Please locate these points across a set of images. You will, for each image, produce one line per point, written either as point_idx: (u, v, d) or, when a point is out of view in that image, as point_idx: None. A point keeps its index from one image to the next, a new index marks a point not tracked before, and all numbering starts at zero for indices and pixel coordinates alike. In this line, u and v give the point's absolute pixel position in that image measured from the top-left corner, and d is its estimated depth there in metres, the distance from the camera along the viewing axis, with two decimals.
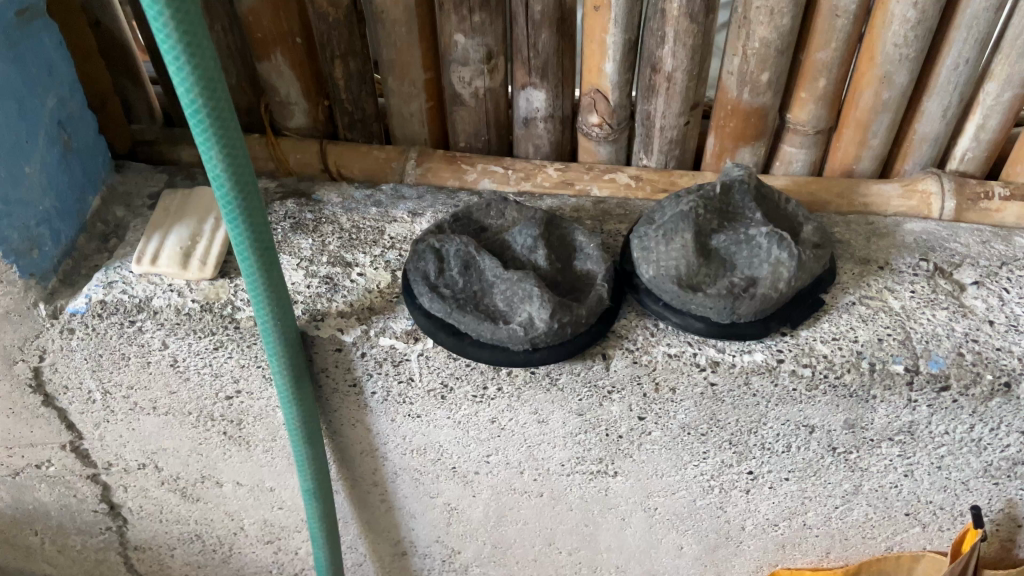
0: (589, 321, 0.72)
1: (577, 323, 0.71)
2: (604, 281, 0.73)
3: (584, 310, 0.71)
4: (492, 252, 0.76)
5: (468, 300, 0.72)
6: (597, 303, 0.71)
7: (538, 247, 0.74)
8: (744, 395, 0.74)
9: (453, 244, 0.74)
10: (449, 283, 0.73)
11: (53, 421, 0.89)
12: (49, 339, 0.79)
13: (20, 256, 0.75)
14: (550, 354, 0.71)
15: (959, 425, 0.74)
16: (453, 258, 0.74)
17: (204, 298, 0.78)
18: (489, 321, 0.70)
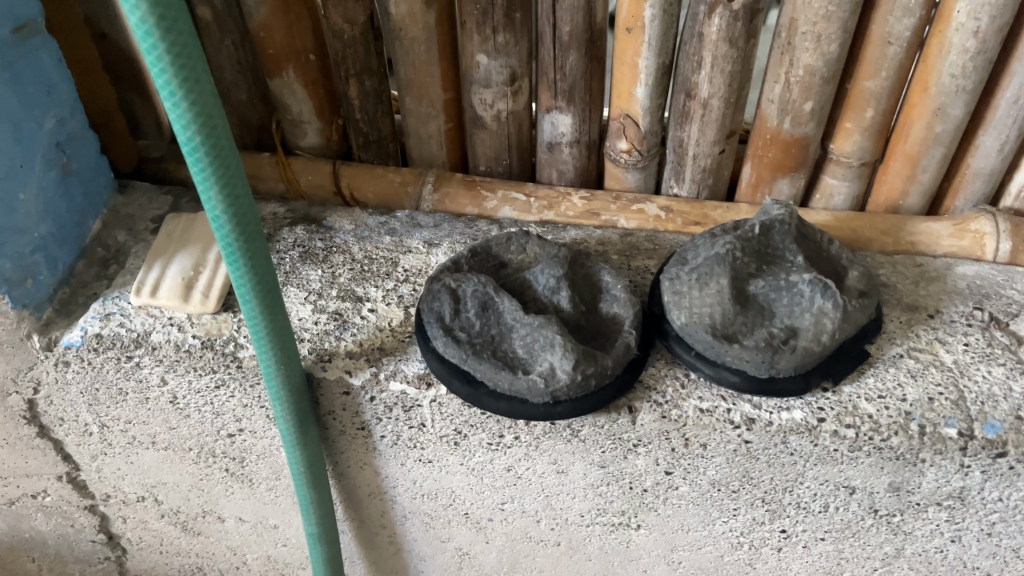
0: (615, 372, 0.67)
1: (602, 375, 0.66)
2: (632, 328, 0.68)
3: (611, 362, 0.66)
4: (512, 292, 0.71)
5: (485, 346, 0.67)
6: (624, 353, 0.66)
7: (562, 288, 0.69)
8: (780, 453, 0.69)
9: (470, 284, 0.69)
10: (464, 325, 0.68)
11: (48, 452, 0.85)
12: (44, 370, 0.75)
13: (13, 286, 0.71)
14: (572, 408, 0.66)
15: (1015, 493, 0.68)
16: (470, 298, 0.69)
17: (205, 334, 0.73)
18: (508, 370, 0.65)
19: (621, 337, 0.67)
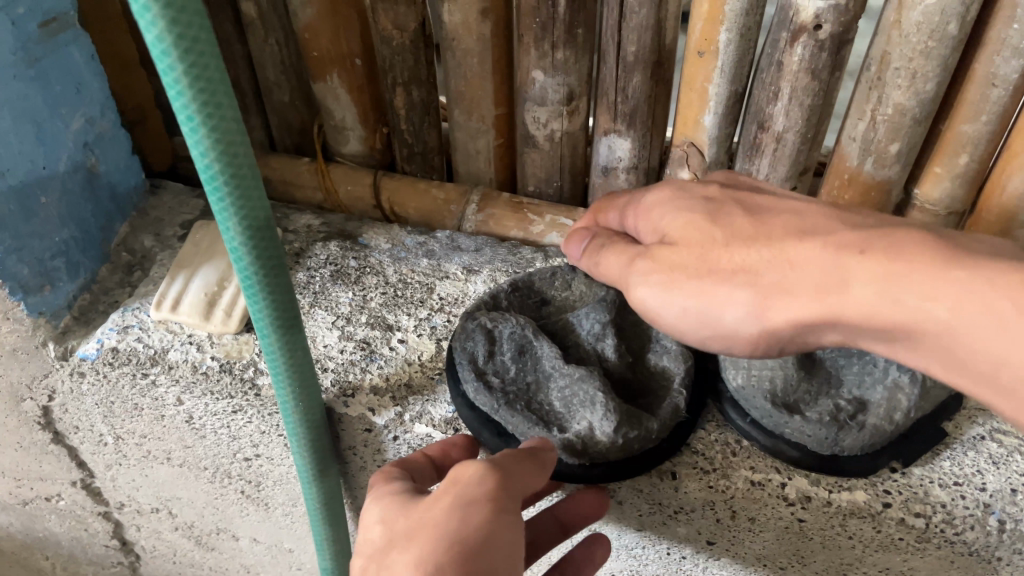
0: (660, 436, 0.60)
1: (645, 439, 0.60)
2: (682, 389, 0.61)
3: (655, 426, 0.59)
4: (553, 335, 0.65)
5: (519, 396, 0.61)
6: (671, 415, 0.60)
7: (608, 336, 0.63)
8: (838, 536, 0.62)
9: (507, 325, 0.63)
10: (496, 369, 0.63)
11: (63, 458, 0.81)
12: (59, 379, 0.72)
13: (29, 293, 0.67)
14: (610, 472, 0.59)
15: None
16: (506, 341, 0.63)
17: (224, 356, 0.69)
18: (542, 425, 0.59)
19: (670, 397, 0.61)
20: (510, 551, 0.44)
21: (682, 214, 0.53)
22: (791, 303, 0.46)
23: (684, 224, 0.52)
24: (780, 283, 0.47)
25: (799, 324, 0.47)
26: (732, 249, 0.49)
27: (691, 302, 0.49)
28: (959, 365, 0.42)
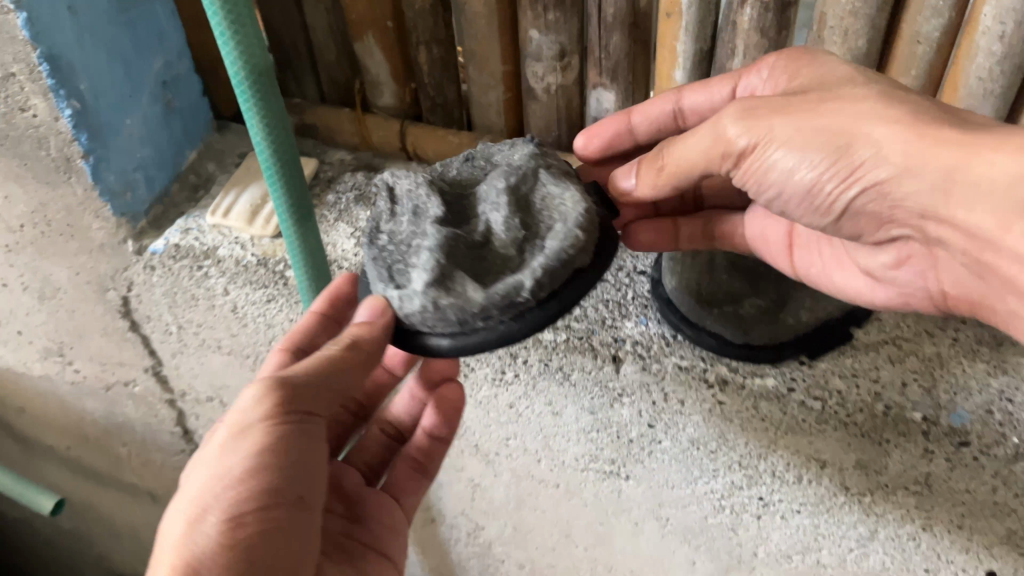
0: (498, 319, 0.59)
1: (476, 317, 0.59)
2: (537, 269, 0.59)
3: (479, 305, 0.58)
4: (468, 202, 0.67)
5: (392, 251, 0.64)
6: (501, 296, 0.58)
7: (497, 205, 0.63)
8: (752, 417, 0.75)
9: (406, 183, 0.66)
10: (387, 226, 0.66)
11: (138, 345, 0.99)
12: (135, 273, 0.89)
13: (114, 197, 0.85)
14: (439, 345, 0.61)
15: (982, 486, 0.69)
16: (403, 199, 0.66)
17: (262, 254, 0.86)
18: (388, 283, 0.62)
19: (523, 272, 0.60)
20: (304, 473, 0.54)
21: (842, 67, 0.63)
22: (901, 138, 0.56)
23: (842, 74, 0.63)
24: (908, 132, 0.56)
25: (904, 165, 0.56)
26: (854, 103, 0.59)
27: (803, 128, 0.59)
28: None
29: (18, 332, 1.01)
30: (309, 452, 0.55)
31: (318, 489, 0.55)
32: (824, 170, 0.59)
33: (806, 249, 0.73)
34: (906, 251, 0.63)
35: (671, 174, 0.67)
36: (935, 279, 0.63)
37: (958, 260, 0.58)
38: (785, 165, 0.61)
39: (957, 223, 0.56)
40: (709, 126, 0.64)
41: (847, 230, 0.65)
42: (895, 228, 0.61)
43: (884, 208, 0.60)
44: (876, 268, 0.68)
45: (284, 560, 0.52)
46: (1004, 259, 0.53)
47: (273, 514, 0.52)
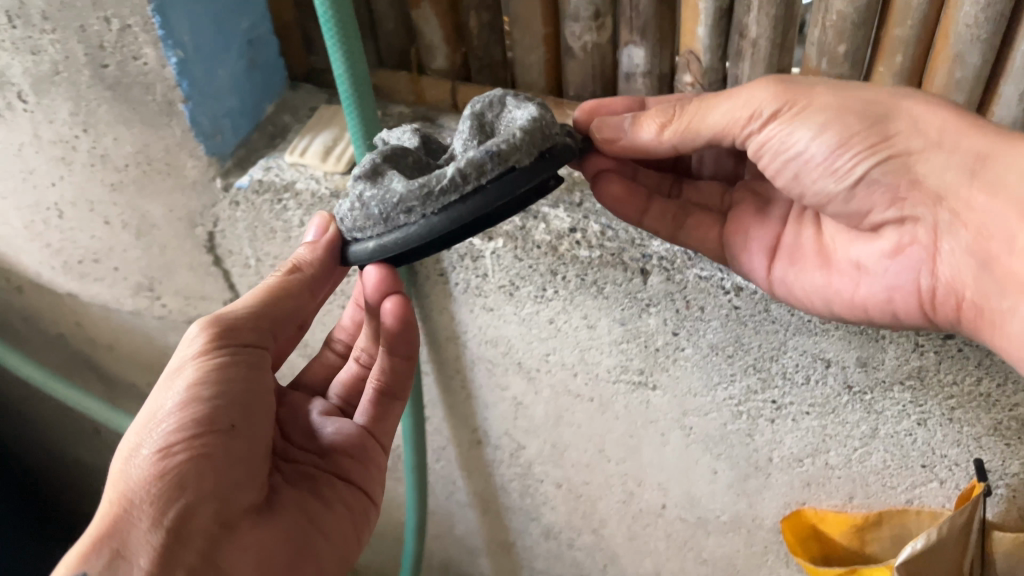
0: (420, 211, 0.70)
1: (398, 210, 0.70)
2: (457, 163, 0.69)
3: (397, 194, 0.70)
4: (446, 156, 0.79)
5: None
6: (422, 186, 0.69)
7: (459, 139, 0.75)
8: (764, 320, 0.83)
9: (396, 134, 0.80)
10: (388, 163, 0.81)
11: (219, 279, 1.11)
12: (221, 209, 1.02)
13: (206, 139, 0.97)
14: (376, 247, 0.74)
15: (968, 376, 0.78)
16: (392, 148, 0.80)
17: (333, 188, 0.95)
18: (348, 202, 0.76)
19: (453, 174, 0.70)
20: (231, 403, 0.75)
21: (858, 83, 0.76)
22: (930, 124, 0.68)
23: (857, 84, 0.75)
24: (946, 118, 0.68)
25: (931, 145, 0.68)
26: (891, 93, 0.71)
27: (843, 103, 0.70)
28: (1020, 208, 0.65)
29: (114, 269, 1.15)
30: (233, 390, 0.75)
31: (244, 418, 0.75)
32: (853, 141, 0.69)
33: (788, 260, 0.80)
34: (906, 239, 0.73)
35: (685, 132, 0.75)
36: (929, 270, 0.72)
37: (961, 249, 0.69)
38: (811, 137, 0.70)
39: (973, 217, 0.68)
40: (744, 94, 0.73)
41: (857, 203, 0.73)
42: (905, 207, 0.71)
43: (898, 183, 0.70)
44: (869, 261, 0.76)
45: (216, 475, 0.71)
46: (1013, 252, 0.65)
47: (204, 439, 0.72)
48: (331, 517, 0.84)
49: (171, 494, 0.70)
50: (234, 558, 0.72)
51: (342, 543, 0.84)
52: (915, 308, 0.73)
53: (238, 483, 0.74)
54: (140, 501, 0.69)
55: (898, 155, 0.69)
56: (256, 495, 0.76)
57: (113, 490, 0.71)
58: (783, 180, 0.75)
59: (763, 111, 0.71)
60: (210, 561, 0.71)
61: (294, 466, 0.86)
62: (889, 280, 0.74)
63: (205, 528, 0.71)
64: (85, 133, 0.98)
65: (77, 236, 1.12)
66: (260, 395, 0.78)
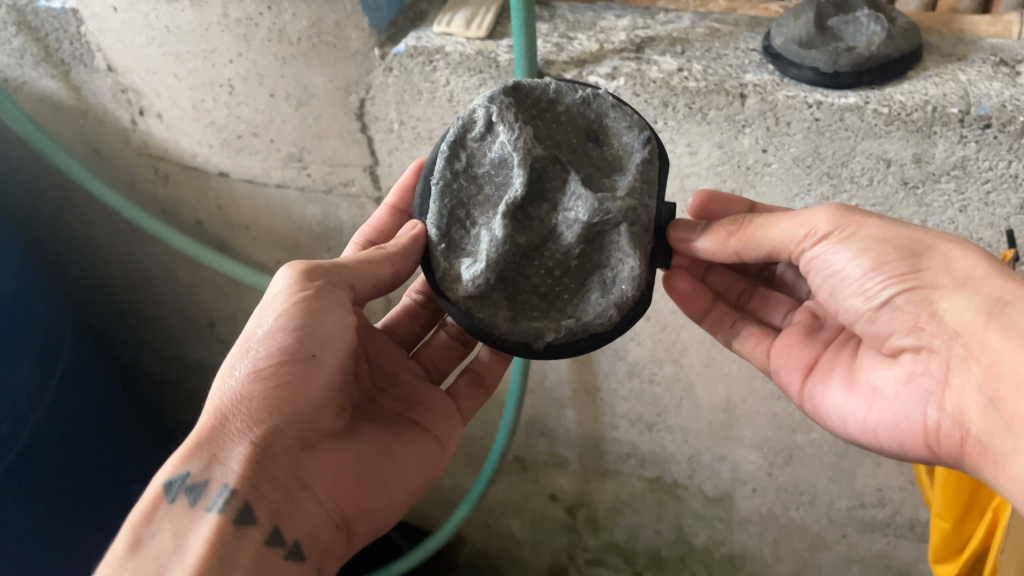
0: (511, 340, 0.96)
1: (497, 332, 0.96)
2: (560, 328, 0.95)
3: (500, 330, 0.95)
4: (540, 178, 0.95)
5: (460, 202, 0.96)
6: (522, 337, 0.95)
7: (571, 225, 0.94)
8: (838, 129, 1.04)
9: (506, 136, 0.93)
10: (491, 169, 0.96)
11: (363, 146, 1.32)
12: (375, 77, 1.23)
13: (370, 12, 1.17)
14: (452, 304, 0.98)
15: (1000, 162, 1.01)
16: (495, 154, 0.94)
17: (478, 49, 1.16)
18: (438, 232, 0.95)
19: (552, 320, 0.96)
20: (314, 342, 0.90)
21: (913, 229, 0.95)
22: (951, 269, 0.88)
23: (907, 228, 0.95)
24: (974, 267, 0.87)
25: (944, 290, 0.87)
26: (934, 235, 0.91)
27: (884, 242, 0.90)
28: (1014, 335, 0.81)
29: (270, 141, 1.36)
30: (312, 326, 0.90)
31: (325, 348, 0.91)
32: (874, 283, 0.90)
33: (820, 375, 1.05)
34: (920, 368, 0.89)
35: (747, 240, 0.99)
36: (936, 402, 0.87)
37: (970, 384, 0.84)
38: (851, 257, 0.91)
39: (986, 357, 0.83)
40: (806, 217, 0.95)
41: (880, 325, 0.92)
42: (922, 336, 0.89)
43: (919, 312, 0.88)
44: (885, 387, 0.94)
45: (297, 402, 0.89)
46: (1015, 393, 0.80)
47: (289, 368, 0.89)
48: (403, 446, 1.05)
49: (259, 415, 0.87)
50: (314, 474, 0.92)
51: (410, 469, 1.04)
52: (919, 435, 0.90)
53: (317, 410, 0.91)
54: (235, 420, 0.87)
55: (924, 286, 0.88)
56: (334, 422, 0.95)
57: (211, 406, 0.89)
58: (825, 289, 0.97)
59: (818, 230, 0.94)
60: (293, 474, 0.90)
61: (377, 409, 1.07)
62: (898, 404, 0.91)
63: (285, 447, 0.89)
64: (269, 10, 1.18)
65: (241, 111, 1.33)
66: (347, 333, 0.93)
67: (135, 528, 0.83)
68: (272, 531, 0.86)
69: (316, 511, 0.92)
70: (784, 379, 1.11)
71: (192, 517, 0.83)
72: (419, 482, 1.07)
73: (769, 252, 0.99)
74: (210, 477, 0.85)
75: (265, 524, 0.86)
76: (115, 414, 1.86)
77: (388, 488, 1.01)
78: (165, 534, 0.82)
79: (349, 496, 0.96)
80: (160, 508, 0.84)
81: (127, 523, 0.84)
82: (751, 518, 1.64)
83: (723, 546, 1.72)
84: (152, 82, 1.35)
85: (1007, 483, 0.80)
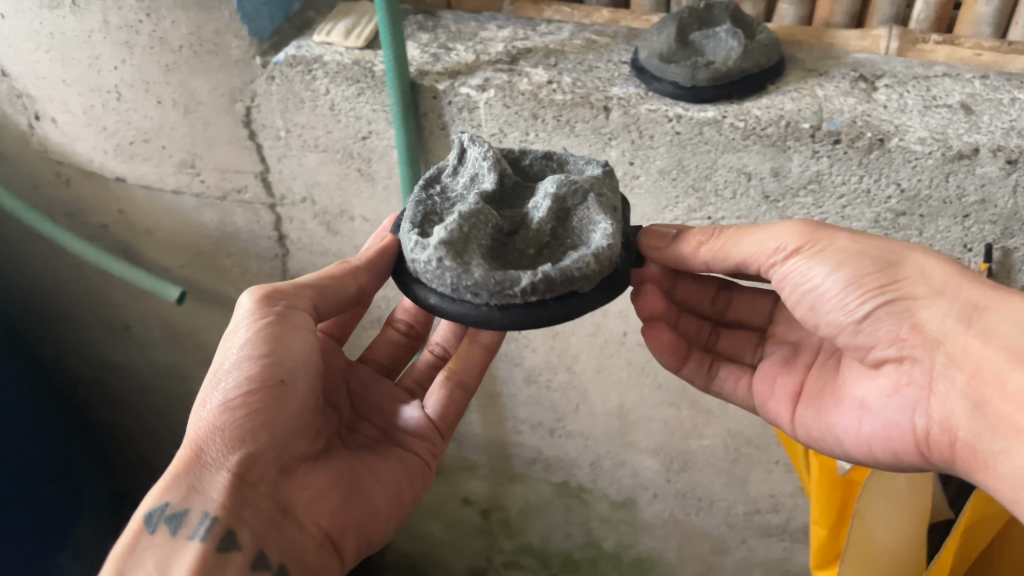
0: (484, 297, 0.81)
1: (468, 289, 0.81)
2: (537, 272, 0.80)
3: (473, 280, 0.80)
4: (513, 201, 0.93)
5: (429, 208, 0.90)
6: (495, 286, 0.80)
7: (537, 206, 0.88)
8: (699, 143, 1.05)
9: (477, 152, 0.93)
10: (463, 191, 0.93)
11: (253, 153, 1.32)
12: (258, 85, 1.23)
13: (249, 21, 1.18)
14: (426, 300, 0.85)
15: (853, 176, 1.02)
16: (469, 171, 0.93)
17: (355, 58, 1.17)
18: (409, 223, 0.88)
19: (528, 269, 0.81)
20: (283, 364, 0.88)
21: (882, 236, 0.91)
22: (932, 274, 0.82)
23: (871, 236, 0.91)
24: (948, 274, 0.81)
25: (931, 297, 0.81)
26: (906, 246, 0.85)
27: (857, 244, 0.84)
28: (995, 341, 0.76)
29: (162, 148, 1.36)
30: (281, 348, 0.88)
31: (293, 373, 0.88)
32: (851, 292, 0.83)
33: (809, 401, 0.98)
34: (903, 378, 0.84)
35: (719, 250, 0.93)
36: (923, 409, 0.82)
37: (955, 391, 0.79)
38: (827, 272, 0.84)
39: (968, 361, 0.78)
40: (773, 231, 0.89)
41: (863, 337, 0.86)
42: (905, 346, 0.83)
43: (900, 324, 0.82)
44: (872, 398, 0.88)
45: (270, 426, 0.86)
46: (1001, 395, 0.74)
47: (261, 394, 0.86)
48: (381, 465, 1.00)
49: (237, 441, 0.84)
50: (293, 497, 0.89)
51: (392, 487, 1.00)
52: (910, 443, 0.84)
53: (290, 433, 0.88)
54: (210, 451, 0.84)
55: (903, 296, 0.82)
56: (308, 446, 0.92)
57: (184, 441, 0.85)
58: (802, 310, 0.89)
59: (787, 245, 0.87)
60: (273, 498, 0.87)
61: (356, 437, 1.03)
62: (887, 415, 0.86)
63: (264, 473, 0.86)
64: (149, 17, 1.18)
65: (132, 117, 1.33)
66: (313, 359, 0.91)
67: (118, 561, 0.79)
68: (257, 555, 0.82)
69: (299, 535, 0.88)
70: (773, 411, 1.03)
71: (175, 548, 0.79)
72: (403, 495, 1.02)
73: (736, 266, 0.93)
74: (190, 505, 0.82)
75: (248, 549, 0.82)
76: (45, 415, 1.84)
77: (371, 506, 0.96)
78: (149, 564, 0.78)
79: (334, 517, 0.92)
80: (141, 541, 0.80)
81: (110, 557, 0.80)
82: (654, 522, 1.66)
83: (631, 548, 1.75)
84: (44, 87, 1.34)
85: (1001, 487, 0.75)
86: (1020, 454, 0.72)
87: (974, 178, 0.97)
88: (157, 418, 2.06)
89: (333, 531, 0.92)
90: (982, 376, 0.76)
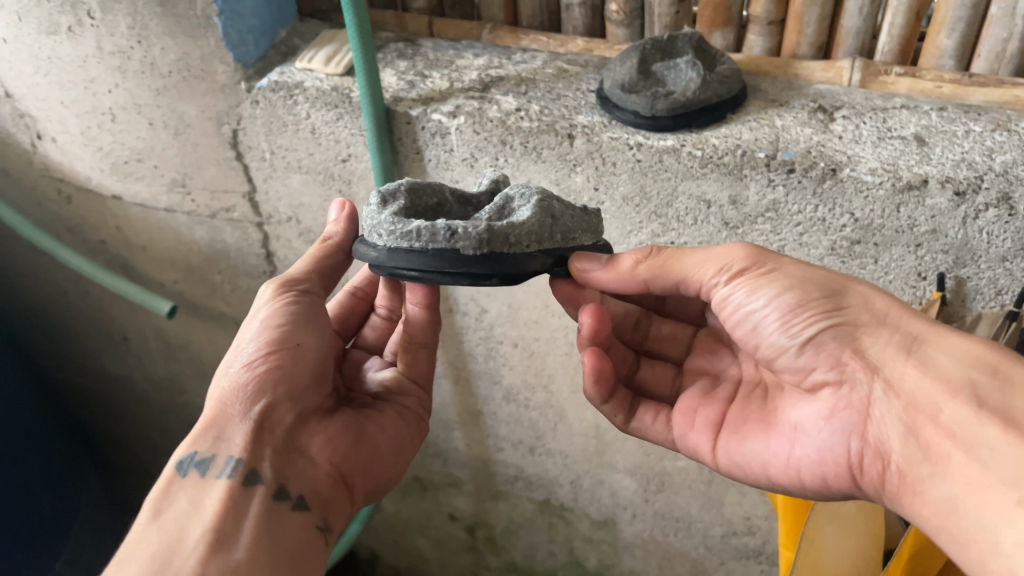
0: (385, 238, 0.82)
1: (378, 230, 0.83)
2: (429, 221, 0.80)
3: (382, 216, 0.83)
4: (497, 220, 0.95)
5: None
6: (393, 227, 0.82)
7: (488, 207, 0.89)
8: (660, 170, 1.08)
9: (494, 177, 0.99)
10: None
11: (239, 173, 1.37)
12: (243, 109, 1.28)
13: (234, 48, 1.23)
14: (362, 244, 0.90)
15: (808, 205, 1.04)
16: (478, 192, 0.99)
17: (334, 85, 1.22)
18: None
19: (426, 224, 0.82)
20: (296, 330, 0.92)
21: None
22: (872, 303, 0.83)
23: None
24: (889, 305, 0.82)
25: (878, 323, 0.82)
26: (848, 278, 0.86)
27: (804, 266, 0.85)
28: (933, 372, 0.77)
29: (154, 167, 1.41)
30: (297, 317, 0.92)
31: (308, 338, 0.92)
32: (795, 317, 0.83)
33: (731, 429, 0.96)
34: (841, 402, 0.83)
35: (658, 268, 0.89)
36: (858, 433, 0.82)
37: (891, 416, 0.79)
38: (770, 296, 0.84)
39: (904, 389, 0.78)
40: (716, 253, 0.88)
41: (804, 360, 0.85)
42: (844, 371, 0.82)
43: (843, 348, 0.82)
44: (806, 422, 0.87)
45: (287, 379, 0.90)
46: (935, 424, 0.75)
47: (279, 353, 0.90)
48: (383, 414, 1.02)
49: (256, 393, 0.88)
50: (308, 441, 0.91)
51: (395, 435, 1.02)
52: (843, 468, 0.84)
53: (305, 386, 0.92)
54: (234, 404, 0.88)
55: (847, 322, 0.82)
56: (321, 399, 0.95)
57: (211, 401, 0.90)
58: (744, 330, 0.88)
59: (731, 266, 0.86)
60: (289, 442, 0.89)
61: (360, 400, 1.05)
62: (820, 439, 0.85)
63: (284, 419, 0.89)
64: (138, 44, 1.24)
65: (126, 137, 1.38)
66: (326, 328, 0.95)
67: (153, 504, 0.84)
68: (277, 488, 0.85)
69: (315, 471, 0.90)
70: (692, 443, 1.00)
71: (204, 485, 0.84)
72: (406, 447, 1.04)
73: (676, 282, 0.91)
74: (217, 451, 0.87)
75: (270, 482, 0.85)
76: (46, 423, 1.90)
77: (382, 453, 0.99)
78: (182, 500, 0.83)
79: (346, 457, 0.93)
80: (174, 485, 0.85)
81: (147, 501, 0.84)
82: (635, 542, 1.67)
83: (613, 569, 1.76)
84: (44, 108, 1.40)
85: (927, 512, 0.75)
86: (947, 481, 0.72)
87: (924, 209, 0.99)
88: (157, 429, 2.11)
89: (347, 473, 0.93)
90: (917, 403, 0.77)
